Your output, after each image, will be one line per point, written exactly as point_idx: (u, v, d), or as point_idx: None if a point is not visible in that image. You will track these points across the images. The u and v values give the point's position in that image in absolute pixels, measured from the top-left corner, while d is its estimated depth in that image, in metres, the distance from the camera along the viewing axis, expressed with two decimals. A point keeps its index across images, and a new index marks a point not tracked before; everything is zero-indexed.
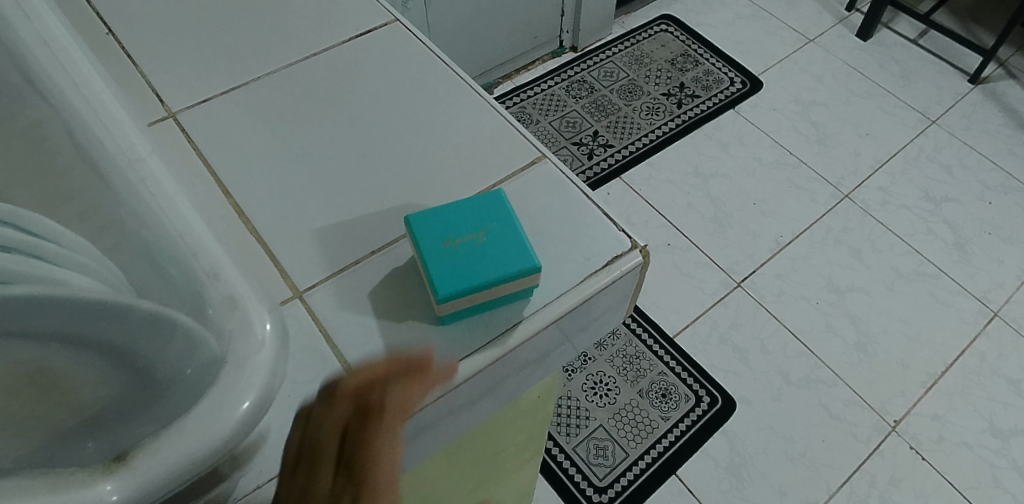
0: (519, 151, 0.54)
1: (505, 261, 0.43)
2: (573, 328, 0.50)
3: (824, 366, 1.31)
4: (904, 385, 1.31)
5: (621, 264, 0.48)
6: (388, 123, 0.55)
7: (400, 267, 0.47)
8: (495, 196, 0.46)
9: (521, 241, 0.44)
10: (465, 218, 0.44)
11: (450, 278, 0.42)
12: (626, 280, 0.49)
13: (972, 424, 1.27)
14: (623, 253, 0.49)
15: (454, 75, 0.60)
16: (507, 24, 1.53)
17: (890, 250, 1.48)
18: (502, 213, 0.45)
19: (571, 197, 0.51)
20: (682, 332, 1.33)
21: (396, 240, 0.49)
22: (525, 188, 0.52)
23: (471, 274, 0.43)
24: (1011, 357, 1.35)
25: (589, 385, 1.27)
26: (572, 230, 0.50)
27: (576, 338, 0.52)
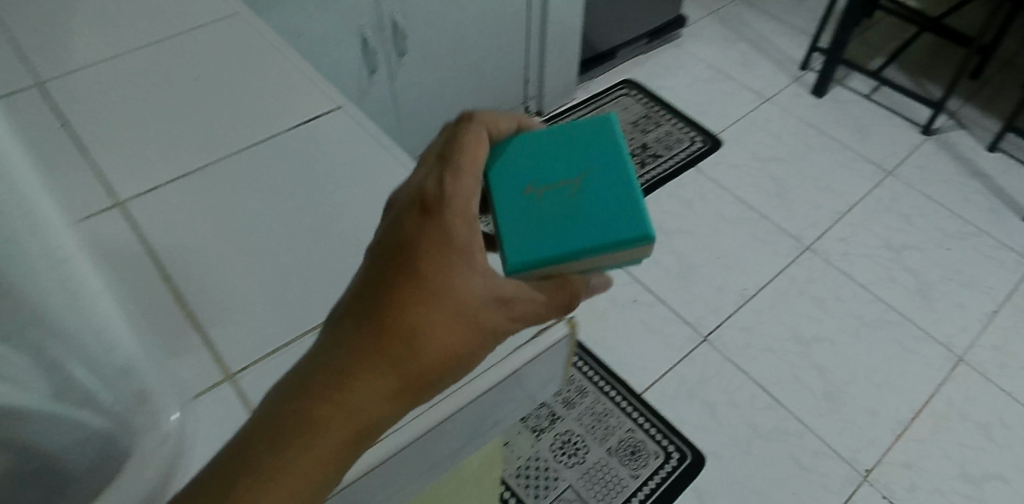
0: None
1: (608, 203, 0.48)
2: (504, 400, 0.53)
3: (793, 417, 1.33)
4: (874, 433, 1.32)
5: (548, 335, 0.53)
6: (326, 207, 0.58)
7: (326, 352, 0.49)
8: (589, 166, 0.50)
9: (618, 196, 0.48)
10: (571, 164, 0.50)
11: (550, 222, 0.48)
12: (556, 350, 0.53)
13: (944, 469, 1.28)
14: (550, 326, 0.53)
15: (390, 156, 0.63)
16: (471, 92, 1.58)
17: (854, 298, 1.51)
18: (588, 183, 0.49)
19: None
20: (651, 388, 1.35)
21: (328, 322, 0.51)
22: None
23: (571, 217, 0.48)
24: (978, 400, 1.37)
25: (557, 445, 1.27)
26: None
27: (514, 403, 0.55)
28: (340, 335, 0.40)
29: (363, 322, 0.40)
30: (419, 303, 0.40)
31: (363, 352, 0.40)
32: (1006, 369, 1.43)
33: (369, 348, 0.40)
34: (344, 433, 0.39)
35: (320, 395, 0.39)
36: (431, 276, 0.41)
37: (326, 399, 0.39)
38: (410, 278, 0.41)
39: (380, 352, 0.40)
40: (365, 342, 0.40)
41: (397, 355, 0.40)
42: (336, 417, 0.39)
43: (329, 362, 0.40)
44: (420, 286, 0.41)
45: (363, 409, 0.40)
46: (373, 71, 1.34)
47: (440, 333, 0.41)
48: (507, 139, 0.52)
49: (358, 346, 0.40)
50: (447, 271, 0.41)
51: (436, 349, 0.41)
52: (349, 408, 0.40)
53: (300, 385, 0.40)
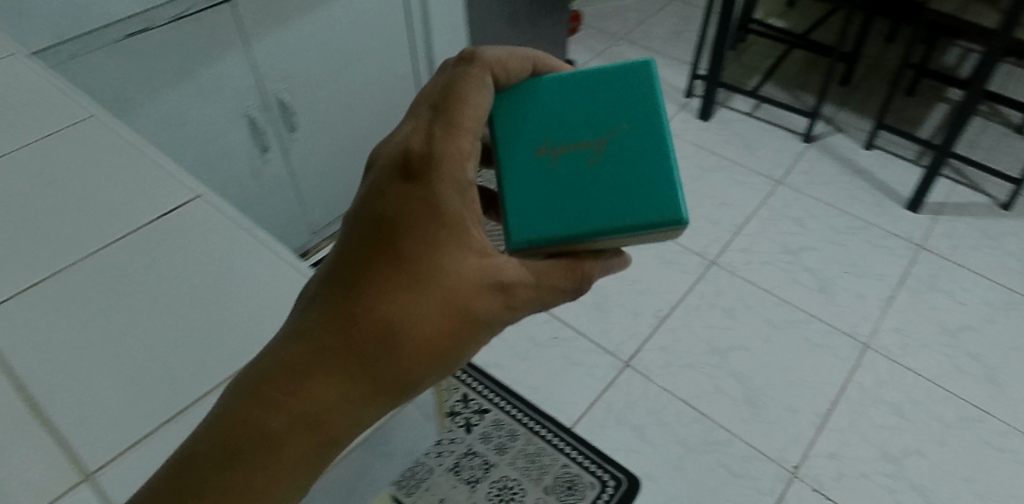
0: None
1: (629, 174, 0.55)
2: (376, 458, 0.55)
3: (720, 426, 1.37)
4: (797, 429, 1.37)
5: None
6: (187, 296, 0.59)
7: (182, 441, 0.51)
8: (602, 140, 0.57)
9: (622, 178, 0.55)
10: (595, 125, 0.57)
11: (565, 191, 0.56)
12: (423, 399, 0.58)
13: (866, 453, 1.34)
14: None
15: (248, 237, 0.64)
16: None
17: (761, 304, 1.58)
18: (596, 160, 0.56)
19: None
20: (580, 421, 1.38)
21: (181, 412, 0.52)
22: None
23: (591, 186, 0.55)
24: (887, 383, 1.45)
25: (494, 492, 1.27)
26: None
27: (391, 461, 0.57)
28: (333, 309, 0.43)
29: (359, 300, 0.43)
30: (417, 285, 0.44)
31: (357, 332, 0.43)
32: (909, 349, 1.51)
33: (365, 329, 0.43)
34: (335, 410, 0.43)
35: (311, 370, 0.42)
36: (423, 263, 0.45)
37: (318, 375, 0.42)
38: (406, 260, 0.44)
39: (374, 334, 0.43)
40: (361, 321, 0.43)
41: (390, 340, 0.43)
42: (327, 396, 0.42)
43: (321, 338, 0.43)
44: (416, 268, 0.44)
45: (351, 390, 0.43)
46: (265, 150, 1.37)
47: (428, 322, 0.44)
48: (525, 86, 0.59)
49: (353, 325, 0.43)
50: (441, 254, 0.45)
51: (426, 335, 0.44)
52: (338, 387, 0.43)
53: (294, 356, 0.42)
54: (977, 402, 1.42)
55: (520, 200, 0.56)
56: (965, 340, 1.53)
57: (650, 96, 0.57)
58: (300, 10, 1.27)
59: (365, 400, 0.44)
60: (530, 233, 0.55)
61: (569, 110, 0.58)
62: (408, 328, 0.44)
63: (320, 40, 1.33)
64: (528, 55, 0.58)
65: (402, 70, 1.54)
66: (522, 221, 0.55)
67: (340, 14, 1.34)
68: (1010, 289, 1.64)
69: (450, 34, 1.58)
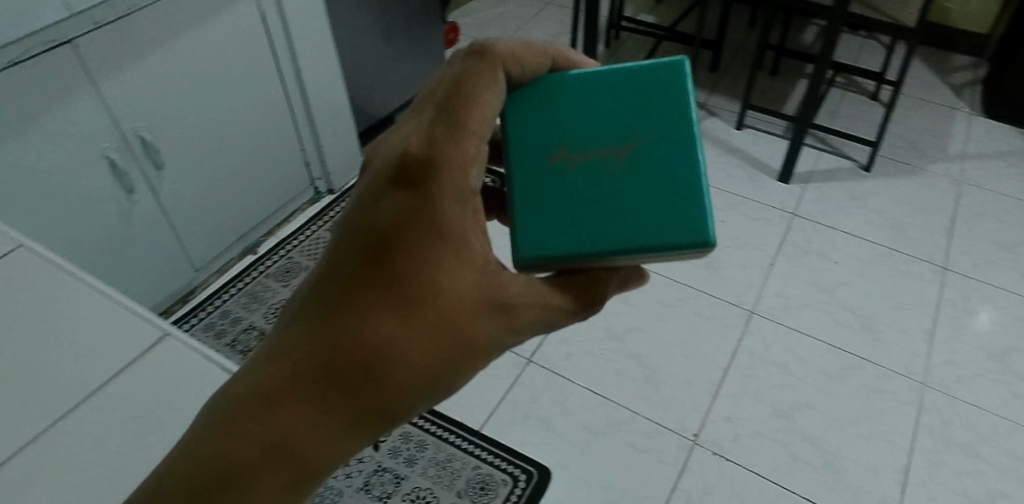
0: (141, 336, 0.72)
1: (648, 187, 0.58)
2: None
3: (622, 408, 1.42)
4: (694, 400, 1.43)
5: None
6: (25, 343, 0.69)
7: (33, 462, 0.63)
8: (619, 148, 0.60)
9: (638, 189, 0.58)
10: (618, 132, 0.60)
11: (583, 203, 0.59)
12: None
13: (760, 412, 1.41)
14: None
15: (84, 283, 0.74)
16: (250, 186, 1.59)
17: (653, 286, 1.65)
18: (612, 168, 0.59)
19: (187, 362, 0.72)
20: (488, 422, 1.40)
21: (28, 444, 0.64)
22: (149, 372, 0.70)
23: (610, 197, 0.59)
24: (773, 344, 1.53)
25: None
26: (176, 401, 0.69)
27: None
28: (344, 331, 0.50)
29: (370, 324, 0.50)
30: (423, 312, 0.51)
31: (367, 356, 0.50)
32: (791, 310, 1.60)
33: (372, 353, 0.50)
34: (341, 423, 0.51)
35: (324, 390, 0.50)
36: (425, 293, 0.51)
37: (329, 394, 0.50)
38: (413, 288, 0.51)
39: (380, 358, 0.50)
40: (371, 346, 0.50)
41: (394, 363, 0.50)
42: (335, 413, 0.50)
43: (335, 360, 0.50)
44: (422, 298, 0.51)
45: (358, 409, 0.51)
46: (132, 189, 1.33)
47: (429, 349, 0.51)
48: (544, 81, 0.62)
49: (362, 349, 0.50)
50: (442, 284, 0.51)
51: (428, 360, 0.51)
52: (346, 404, 0.50)
53: (309, 375, 0.50)
54: (856, 351, 1.52)
55: (537, 210, 0.60)
56: (839, 295, 1.64)
57: (677, 107, 0.60)
58: (151, 43, 1.24)
59: (369, 416, 0.51)
60: (547, 246, 0.59)
61: (592, 115, 0.61)
62: (411, 354, 0.51)
63: (178, 72, 1.31)
64: (546, 50, 0.62)
65: (273, 94, 1.52)
66: (538, 233, 0.59)
67: (196, 43, 1.32)
68: (876, 243, 1.76)
69: (316, 55, 1.56)
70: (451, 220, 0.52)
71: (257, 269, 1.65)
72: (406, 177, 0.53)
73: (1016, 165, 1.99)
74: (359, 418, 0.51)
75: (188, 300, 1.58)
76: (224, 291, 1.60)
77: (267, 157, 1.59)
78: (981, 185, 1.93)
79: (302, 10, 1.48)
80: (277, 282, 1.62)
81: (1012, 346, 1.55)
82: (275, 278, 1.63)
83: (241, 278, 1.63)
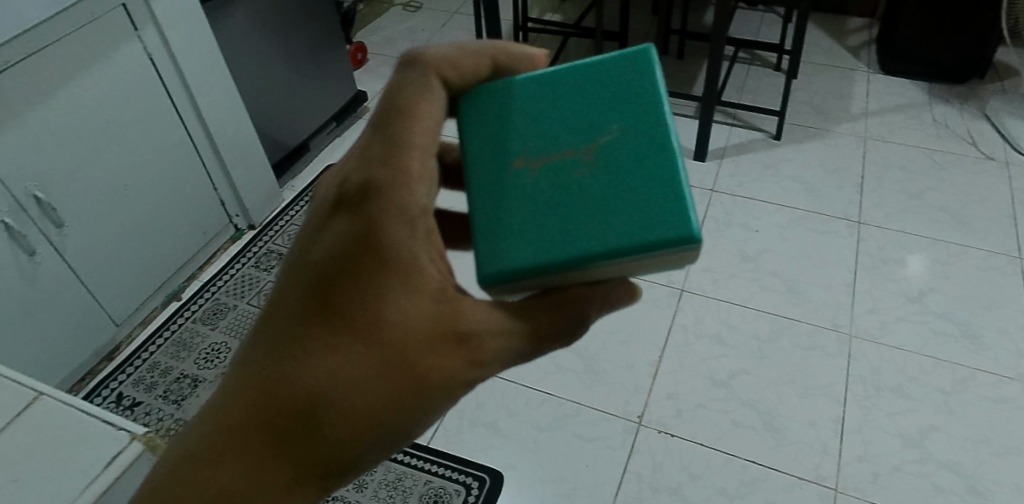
0: (15, 403, 0.67)
1: (622, 180, 0.59)
2: None
3: (567, 401, 1.43)
4: (635, 383, 1.45)
5: (123, 454, 0.65)
6: None
7: None
8: (586, 147, 0.60)
9: (614, 184, 0.59)
10: (581, 133, 0.61)
11: (556, 204, 0.59)
12: (142, 463, 0.66)
13: (698, 385, 1.45)
14: (125, 446, 0.65)
15: None
16: (163, 233, 1.55)
17: None
18: (583, 168, 0.60)
19: (66, 424, 0.66)
20: (435, 436, 1.39)
21: None
22: (25, 431, 0.65)
23: (584, 194, 0.59)
24: (706, 317, 1.57)
25: None
26: (56, 454, 0.64)
27: None
28: (297, 357, 0.54)
29: (320, 351, 0.54)
30: (368, 339, 0.55)
31: (315, 382, 0.54)
32: (719, 283, 1.64)
33: (320, 379, 0.54)
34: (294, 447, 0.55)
35: (278, 414, 0.54)
36: (370, 321, 0.55)
37: (282, 418, 0.54)
38: (357, 315, 0.55)
39: (327, 385, 0.54)
40: (320, 372, 0.54)
41: (340, 389, 0.54)
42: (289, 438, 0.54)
43: (289, 385, 0.54)
44: (368, 325, 0.55)
45: (310, 435, 0.54)
46: (32, 250, 1.29)
47: (375, 376, 0.55)
48: (495, 88, 0.64)
49: (311, 375, 0.54)
50: (386, 310, 0.55)
51: (374, 387, 0.55)
52: (298, 431, 0.54)
53: (265, 399, 0.54)
54: (784, 313, 1.57)
55: (521, 223, 0.60)
56: (763, 262, 1.68)
57: (634, 97, 0.61)
58: (32, 98, 1.21)
59: (319, 442, 0.55)
60: (534, 255, 0.59)
61: (554, 118, 0.62)
62: (357, 380, 0.54)
63: (66, 125, 1.28)
64: (483, 50, 0.64)
65: (175, 136, 1.50)
66: (515, 244, 0.59)
67: (83, 93, 1.29)
68: (793, 208, 1.81)
69: (215, 93, 1.55)
70: (396, 247, 0.56)
71: (182, 315, 1.61)
72: (347, 208, 0.57)
73: (916, 116, 2.05)
74: (311, 444, 0.55)
75: (113, 358, 1.54)
76: (150, 343, 1.56)
77: (179, 200, 1.56)
78: (886, 139, 1.99)
79: (194, 50, 1.47)
80: (204, 326, 1.58)
81: (930, 288, 1.60)
82: (202, 322, 1.59)
83: (167, 327, 1.59)
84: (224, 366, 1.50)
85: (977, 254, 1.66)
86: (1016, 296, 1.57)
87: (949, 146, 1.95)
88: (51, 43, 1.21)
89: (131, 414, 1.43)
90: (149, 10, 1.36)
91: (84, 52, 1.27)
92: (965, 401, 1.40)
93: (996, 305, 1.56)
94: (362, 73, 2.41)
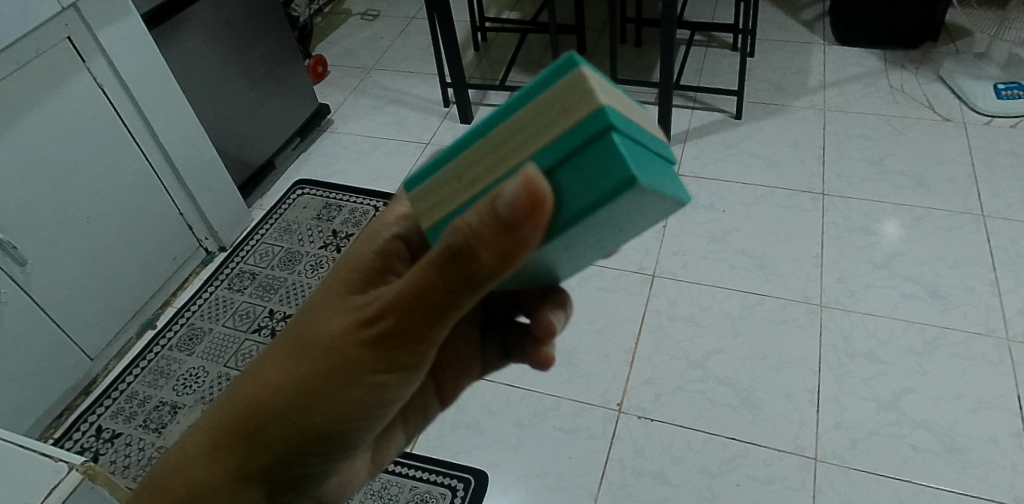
0: None
1: None
2: None
3: (546, 395, 1.45)
4: (613, 372, 1.47)
5: (61, 482, 0.74)
6: None
7: None
8: None
9: None
10: None
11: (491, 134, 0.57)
12: (83, 490, 0.75)
13: (674, 368, 1.46)
14: (64, 475, 0.75)
15: None
16: (131, 263, 1.55)
17: None
18: None
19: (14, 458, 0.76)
20: (418, 441, 1.40)
21: None
22: None
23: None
24: (678, 301, 1.58)
25: None
26: (7, 488, 0.74)
27: None
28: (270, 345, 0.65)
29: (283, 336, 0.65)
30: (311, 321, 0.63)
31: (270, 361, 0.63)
32: (689, 266, 1.66)
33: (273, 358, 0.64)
34: (250, 419, 0.63)
35: (243, 390, 0.64)
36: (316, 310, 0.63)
37: (244, 393, 0.63)
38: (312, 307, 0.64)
39: (277, 361, 0.63)
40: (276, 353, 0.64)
41: (283, 363, 0.62)
42: (247, 410, 0.63)
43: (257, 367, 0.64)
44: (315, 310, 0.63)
45: (260, 405, 0.63)
46: None
47: (308, 350, 0.61)
48: None
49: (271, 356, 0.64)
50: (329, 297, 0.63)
51: (306, 360, 0.61)
52: (253, 403, 0.63)
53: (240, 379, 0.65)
54: (754, 290, 1.59)
55: None
56: (731, 241, 1.70)
57: None
58: None
59: (265, 411, 0.62)
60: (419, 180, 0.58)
61: None
62: (295, 353, 0.62)
63: (20, 162, 1.28)
64: None
65: (134, 164, 1.50)
66: None
67: (34, 129, 1.28)
68: (758, 185, 1.83)
69: (172, 119, 1.55)
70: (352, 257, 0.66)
71: (158, 343, 1.60)
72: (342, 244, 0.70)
73: (873, 85, 2.08)
74: (260, 413, 0.62)
75: (90, 391, 1.54)
76: (126, 374, 1.55)
77: (144, 228, 1.56)
78: (844, 110, 2.01)
79: (146, 77, 1.47)
80: (181, 352, 1.58)
81: (895, 252, 1.62)
82: (178, 348, 1.59)
83: (142, 356, 1.58)
84: (201, 390, 1.50)
85: (940, 215, 1.69)
86: (980, 253, 1.59)
87: (905, 110, 1.98)
88: None
89: (111, 447, 1.43)
90: (96, 42, 1.36)
91: (32, 88, 1.26)
92: (936, 360, 1.42)
93: (961, 264, 1.58)
94: (324, 85, 2.41)
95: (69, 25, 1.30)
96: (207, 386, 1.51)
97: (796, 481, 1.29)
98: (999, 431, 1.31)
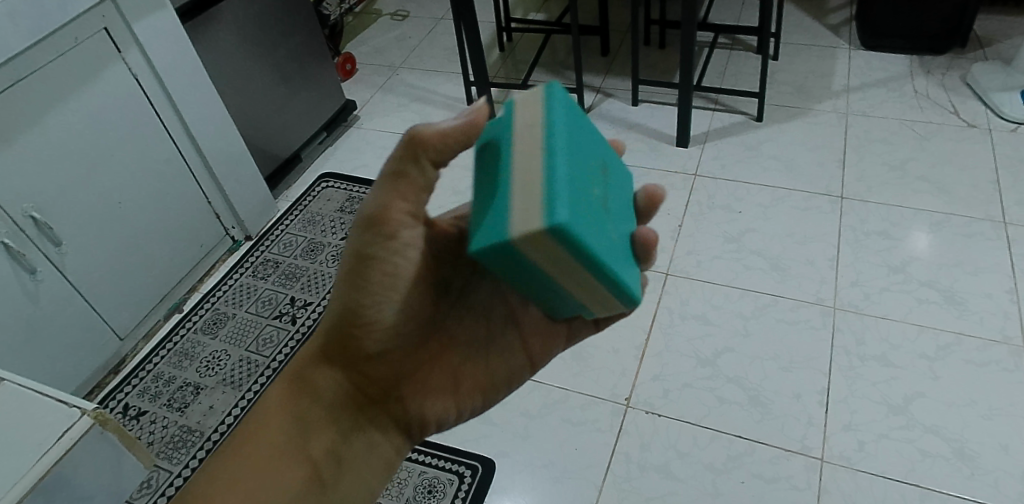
0: None
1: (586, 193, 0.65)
2: (62, 491, 0.75)
3: (552, 387, 1.48)
4: (621, 367, 1.49)
5: (74, 428, 0.76)
6: None
7: None
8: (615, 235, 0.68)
9: (587, 195, 0.65)
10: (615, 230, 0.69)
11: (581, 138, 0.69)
12: (90, 437, 0.76)
13: (684, 364, 1.48)
14: (74, 421, 0.76)
15: None
16: (162, 248, 1.62)
17: None
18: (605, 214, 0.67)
19: (31, 401, 0.78)
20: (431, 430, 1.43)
21: None
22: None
23: (588, 173, 0.67)
24: (690, 299, 1.60)
25: (423, 488, 1.34)
26: (25, 431, 0.75)
27: (90, 482, 0.78)
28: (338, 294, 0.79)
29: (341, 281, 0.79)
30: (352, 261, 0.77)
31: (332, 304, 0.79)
32: (702, 265, 1.67)
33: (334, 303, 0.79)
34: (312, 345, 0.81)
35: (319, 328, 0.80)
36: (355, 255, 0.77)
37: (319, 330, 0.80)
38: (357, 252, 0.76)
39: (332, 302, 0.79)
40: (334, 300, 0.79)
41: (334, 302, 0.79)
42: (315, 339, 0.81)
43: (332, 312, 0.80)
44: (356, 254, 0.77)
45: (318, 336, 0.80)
46: (34, 270, 1.36)
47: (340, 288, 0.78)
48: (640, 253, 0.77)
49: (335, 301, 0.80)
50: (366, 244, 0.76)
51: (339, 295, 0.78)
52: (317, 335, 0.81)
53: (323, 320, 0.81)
54: (768, 290, 1.59)
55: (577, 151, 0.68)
56: (747, 242, 1.71)
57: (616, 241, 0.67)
58: (19, 124, 1.27)
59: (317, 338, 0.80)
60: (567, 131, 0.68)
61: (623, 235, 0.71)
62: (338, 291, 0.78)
63: (57, 147, 1.34)
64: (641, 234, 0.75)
65: (165, 153, 1.56)
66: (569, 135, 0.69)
67: (70, 117, 1.35)
68: (776, 187, 1.83)
69: (202, 111, 1.61)
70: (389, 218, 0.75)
71: (185, 326, 1.67)
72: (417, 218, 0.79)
73: (898, 90, 2.06)
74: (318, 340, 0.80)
75: (120, 370, 1.60)
76: (154, 354, 1.62)
77: (174, 216, 1.62)
78: (867, 114, 2.00)
79: (178, 71, 1.53)
80: (204, 336, 1.64)
81: (913, 258, 1.61)
82: (202, 331, 1.65)
83: (169, 338, 1.64)
84: (223, 373, 1.56)
85: (960, 221, 1.67)
86: (1000, 261, 1.58)
87: (930, 115, 1.96)
88: (35, 70, 1.27)
89: (137, 424, 1.49)
90: (131, 33, 1.42)
91: (71, 78, 1.33)
92: (948, 366, 1.41)
93: (980, 270, 1.57)
94: (352, 82, 2.46)
95: (106, 16, 1.37)
96: (227, 368, 1.56)
97: (801, 481, 1.29)
98: (1012, 439, 1.30)
